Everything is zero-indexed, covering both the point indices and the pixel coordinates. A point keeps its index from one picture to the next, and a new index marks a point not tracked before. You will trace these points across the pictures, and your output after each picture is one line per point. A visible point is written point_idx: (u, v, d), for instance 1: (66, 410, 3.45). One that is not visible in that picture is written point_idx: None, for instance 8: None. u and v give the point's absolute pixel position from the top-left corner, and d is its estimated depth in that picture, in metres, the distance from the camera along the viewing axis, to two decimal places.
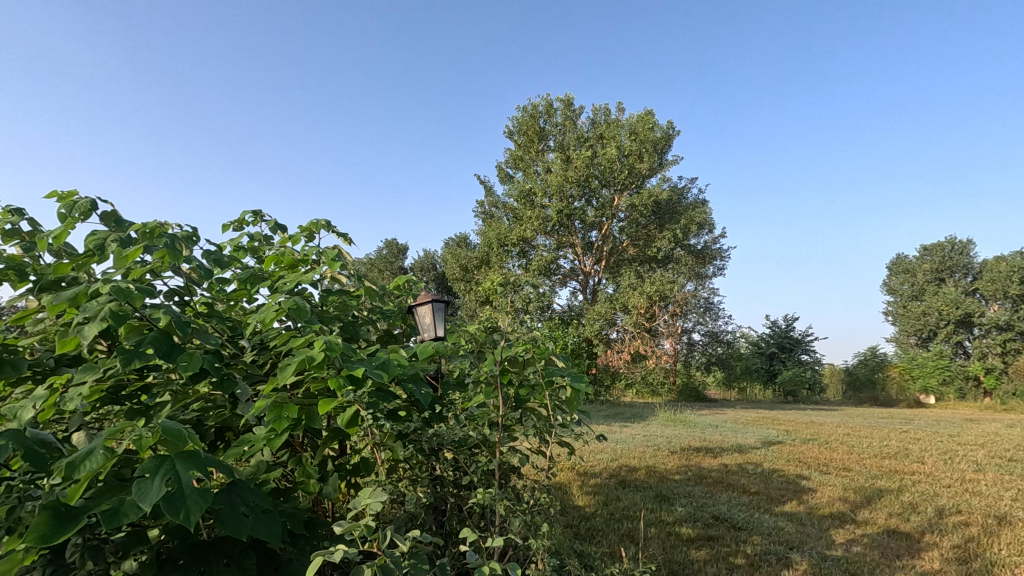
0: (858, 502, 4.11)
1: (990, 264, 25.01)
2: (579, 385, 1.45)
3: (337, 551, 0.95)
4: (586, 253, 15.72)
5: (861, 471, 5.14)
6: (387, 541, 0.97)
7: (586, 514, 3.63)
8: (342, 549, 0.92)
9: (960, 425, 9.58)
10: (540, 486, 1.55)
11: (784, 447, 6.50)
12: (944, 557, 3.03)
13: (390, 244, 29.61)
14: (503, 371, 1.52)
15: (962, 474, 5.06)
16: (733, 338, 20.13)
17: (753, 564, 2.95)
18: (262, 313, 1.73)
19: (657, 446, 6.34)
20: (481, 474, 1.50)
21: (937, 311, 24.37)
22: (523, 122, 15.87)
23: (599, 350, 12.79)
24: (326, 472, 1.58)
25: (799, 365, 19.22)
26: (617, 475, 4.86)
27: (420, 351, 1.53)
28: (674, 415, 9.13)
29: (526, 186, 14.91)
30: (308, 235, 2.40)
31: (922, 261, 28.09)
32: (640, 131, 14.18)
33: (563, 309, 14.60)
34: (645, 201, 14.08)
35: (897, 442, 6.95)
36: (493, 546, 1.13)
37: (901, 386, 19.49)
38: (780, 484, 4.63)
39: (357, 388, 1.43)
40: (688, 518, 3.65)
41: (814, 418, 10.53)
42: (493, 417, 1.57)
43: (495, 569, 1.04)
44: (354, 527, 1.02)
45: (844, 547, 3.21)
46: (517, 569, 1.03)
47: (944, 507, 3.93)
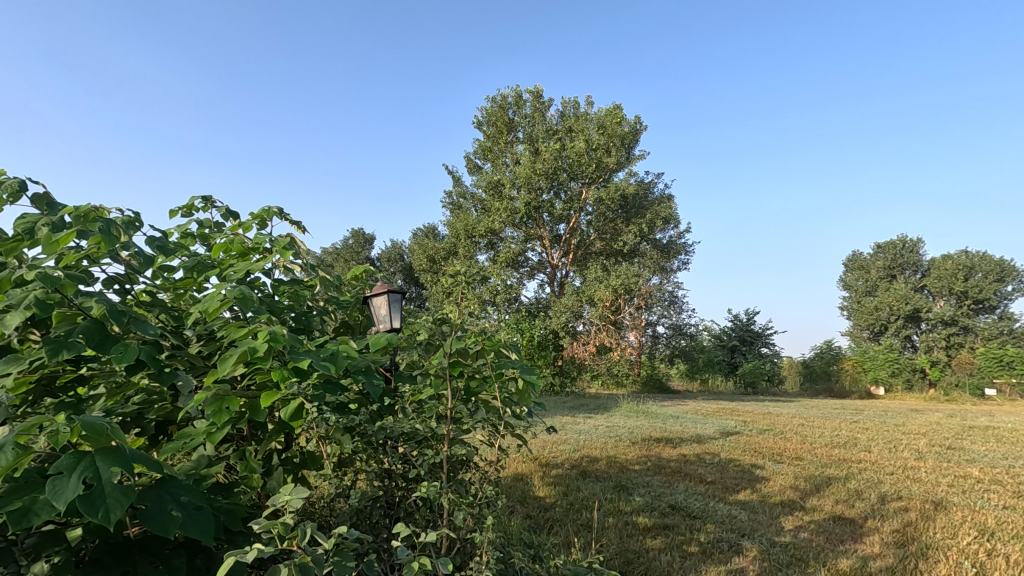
0: (807, 489, 4.27)
1: (938, 262, 26.22)
2: (530, 377, 1.46)
3: (253, 551, 0.91)
4: (554, 245, 15.83)
5: (811, 460, 5.34)
6: (309, 540, 0.93)
7: (546, 505, 3.67)
8: (257, 549, 0.88)
9: (905, 416, 10.05)
10: (488, 478, 1.52)
11: (741, 437, 6.69)
12: (885, 541, 3.17)
13: (357, 233, 29.00)
14: (452, 364, 1.48)
15: (905, 461, 5.31)
16: (696, 331, 20.55)
17: (705, 551, 3.03)
18: (207, 302, 1.67)
19: (619, 436, 6.45)
20: (428, 467, 1.46)
21: (888, 307, 25.38)
22: (492, 114, 15.76)
23: (565, 343, 12.96)
24: (270, 466, 1.54)
25: (759, 358, 19.81)
26: (579, 465, 4.92)
27: (372, 344, 1.52)
28: (636, 407, 9.28)
29: (494, 177, 14.85)
30: (259, 223, 2.32)
31: (875, 259, 29.12)
32: (608, 125, 14.21)
33: (530, 302, 14.67)
34: (612, 195, 14.21)
35: (847, 432, 7.24)
36: (426, 540, 1.12)
37: (854, 377, 20.28)
38: (736, 473, 4.76)
39: (302, 379, 1.42)
40: (646, 508, 3.73)
41: (772, 409, 10.84)
42: (441, 410, 1.53)
43: (425, 565, 1.02)
44: (274, 524, 0.97)
45: (792, 533, 3.33)
46: (447, 565, 1.02)
47: (887, 494, 4.12)
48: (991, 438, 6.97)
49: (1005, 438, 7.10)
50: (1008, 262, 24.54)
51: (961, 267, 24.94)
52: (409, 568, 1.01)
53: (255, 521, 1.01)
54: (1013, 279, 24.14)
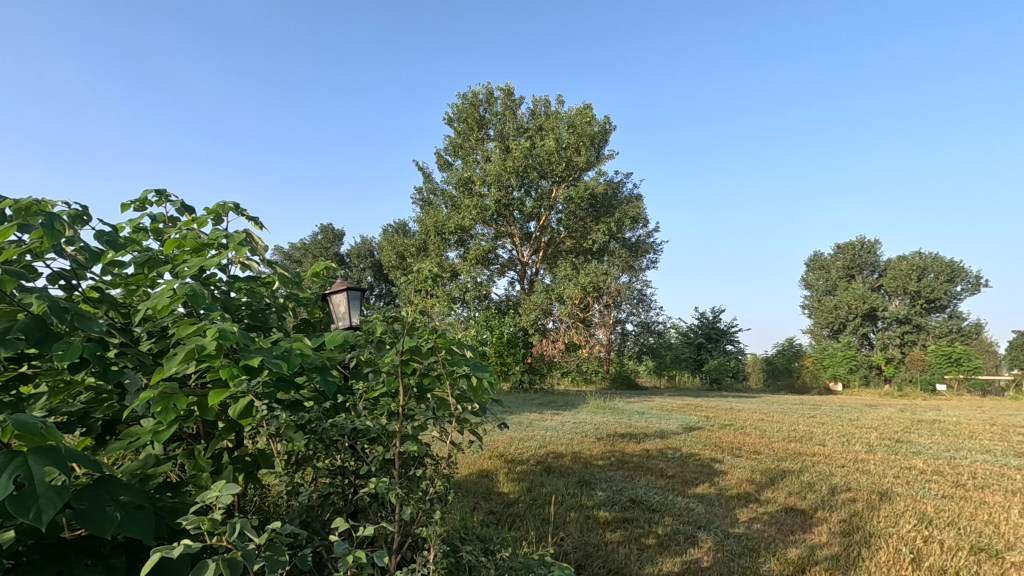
0: (763, 482, 4.41)
1: (893, 263, 27.25)
2: (482, 374, 1.51)
3: (180, 547, 0.90)
4: (524, 243, 15.89)
5: (768, 454, 5.51)
6: (240, 535, 0.93)
7: (509, 501, 3.71)
8: (185, 545, 0.88)
9: (859, 411, 10.45)
10: (439, 474, 1.54)
11: (702, 432, 6.85)
12: (832, 531, 3.31)
13: (326, 229, 28.49)
14: (404, 361, 1.51)
15: (855, 454, 5.54)
16: (664, 329, 20.91)
17: (662, 543, 3.11)
18: (156, 298, 1.63)
19: (584, 432, 6.54)
20: (379, 463, 1.47)
21: (847, 306, 26.32)
22: (463, 110, 15.71)
23: (535, 340, 13.05)
24: (220, 464, 1.52)
25: (724, 355, 20.29)
26: (544, 461, 4.99)
27: (328, 341, 1.52)
28: (603, 403, 9.43)
29: (465, 174, 14.79)
30: (215, 218, 2.26)
31: (835, 259, 29.99)
32: (578, 124, 14.32)
33: (500, 299, 14.74)
34: (582, 194, 14.34)
35: (804, 427, 7.50)
36: (364, 534, 1.14)
37: (814, 374, 20.90)
38: (695, 467, 4.89)
39: (252, 377, 1.41)
40: (607, 502, 3.80)
41: (734, 405, 11.13)
42: (393, 407, 1.53)
43: (359, 558, 1.04)
44: (203, 521, 0.96)
45: (746, 525, 3.44)
46: (381, 558, 1.04)
47: (837, 485, 4.29)
48: (937, 431, 7.31)
49: (950, 431, 7.45)
50: (958, 263, 25.71)
51: (915, 267, 25.97)
52: (343, 561, 1.03)
53: (186, 518, 0.99)
54: (962, 280, 25.31)
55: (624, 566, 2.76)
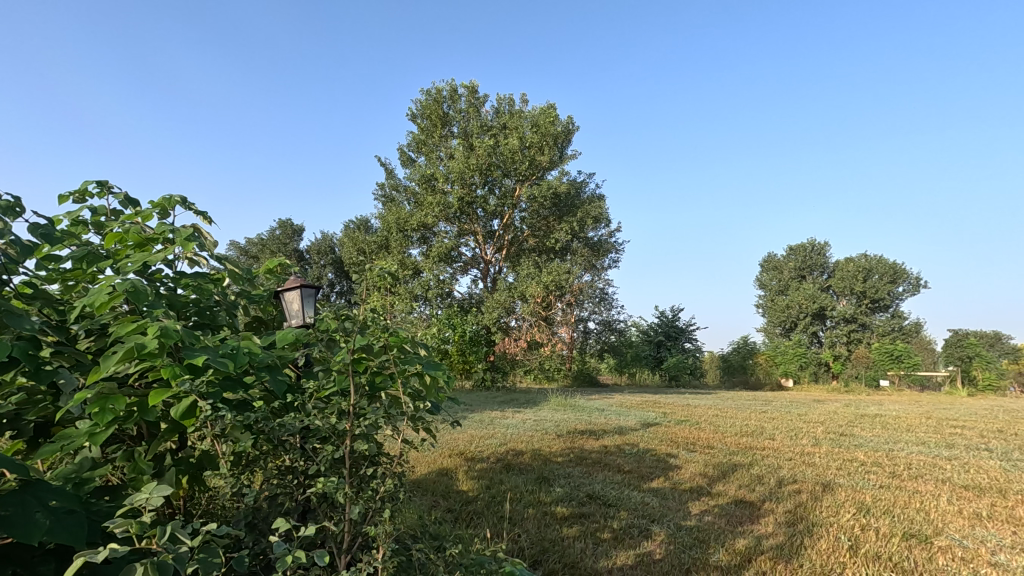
0: (714, 476, 4.56)
1: (841, 264, 28.47)
2: (434, 372, 1.52)
3: (106, 552, 0.88)
4: (487, 241, 15.89)
5: (721, 448, 5.69)
6: (169, 538, 0.91)
7: (468, 498, 3.72)
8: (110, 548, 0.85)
9: (807, 406, 10.89)
10: (391, 472, 1.54)
11: (659, 428, 7.02)
12: (777, 521, 3.45)
13: (285, 224, 27.79)
14: (356, 359, 1.51)
15: (803, 447, 5.78)
16: (625, 327, 21.30)
17: (617, 537, 3.18)
18: (93, 295, 1.56)
19: (545, 429, 6.60)
20: (328, 463, 1.45)
21: (798, 305, 27.41)
22: (427, 106, 15.60)
23: (497, 338, 13.10)
24: (162, 467, 1.48)
25: (682, 353, 20.85)
26: (504, 458, 5.01)
27: (279, 338, 1.49)
28: (564, 400, 9.53)
29: (428, 171, 14.68)
30: (160, 212, 2.16)
31: (788, 260, 31.02)
32: (542, 124, 14.42)
33: (463, 297, 14.71)
34: (545, 193, 14.45)
35: (755, 422, 7.77)
36: (306, 534, 1.14)
37: (767, 371, 21.67)
38: (651, 462, 5.01)
39: (196, 376, 1.38)
40: (564, 498, 3.85)
41: (690, 401, 11.43)
42: (344, 406, 1.50)
43: (299, 558, 1.03)
44: (131, 524, 0.93)
45: (697, 517, 3.55)
46: (322, 558, 1.04)
47: (784, 477, 4.48)
48: (877, 425, 7.71)
49: (889, 424, 7.86)
50: (900, 265, 27.13)
51: (861, 269, 27.21)
52: (282, 562, 1.02)
53: (113, 521, 0.96)
54: (904, 280, 26.73)
55: (579, 560, 2.81)
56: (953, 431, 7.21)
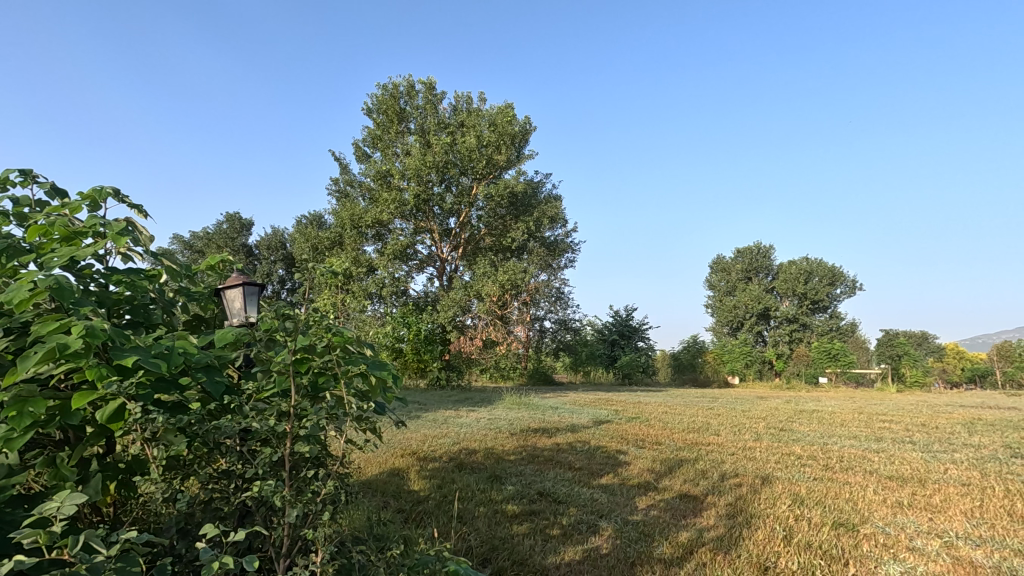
0: (661, 471, 4.70)
1: (785, 267, 29.76)
2: (380, 372, 1.51)
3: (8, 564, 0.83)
4: (444, 239, 15.78)
5: (668, 444, 5.88)
6: (82, 549, 0.88)
7: (419, 498, 3.70)
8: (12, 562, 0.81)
9: (751, 402, 11.35)
10: (333, 475, 1.52)
11: (610, 425, 7.18)
12: (718, 514, 3.59)
13: (232, 218, 26.68)
14: (298, 360, 1.48)
15: (745, 442, 6.04)
16: (580, 326, 21.59)
17: (565, 533, 3.23)
18: (9, 292, 1.45)
19: (498, 428, 6.62)
20: (266, 466, 1.41)
21: (744, 306, 28.53)
22: (383, 101, 15.37)
23: (452, 337, 13.06)
24: (87, 472, 1.40)
25: (635, 351, 21.31)
26: (456, 458, 5.00)
27: (218, 337, 1.44)
28: (519, 399, 9.58)
29: (383, 167, 14.46)
30: (90, 204, 2.03)
31: (735, 262, 32.11)
32: (500, 123, 14.40)
33: (418, 295, 14.55)
34: (501, 191, 14.47)
35: (702, 418, 8.04)
36: (234, 539, 1.11)
37: (715, 368, 22.48)
38: (602, 459, 5.11)
39: (125, 378, 1.31)
40: (516, 496, 3.89)
41: (642, 399, 11.70)
42: (284, 408, 1.47)
43: (226, 564, 1.01)
44: (39, 535, 0.89)
45: (643, 511, 3.65)
46: (250, 562, 1.02)
47: (727, 472, 4.66)
48: (814, 420, 8.12)
49: (826, 419, 8.28)
50: (838, 268, 28.66)
51: (802, 271, 28.53)
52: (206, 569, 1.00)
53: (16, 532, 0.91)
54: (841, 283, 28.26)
55: (528, 557, 2.84)
56: (882, 425, 7.67)
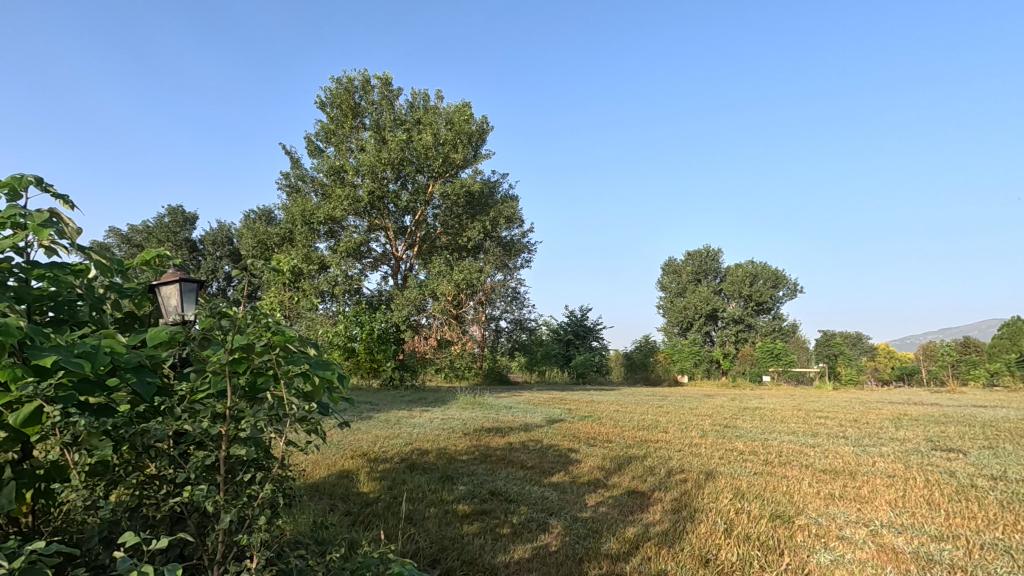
0: (611, 468, 4.80)
1: (731, 269, 30.87)
2: (323, 372, 1.48)
3: None
4: (399, 237, 15.58)
5: (618, 442, 6.00)
6: None
7: (369, 500, 3.64)
8: None
9: (698, 400, 11.72)
10: (272, 478, 1.48)
11: (563, 423, 7.27)
12: (664, 509, 3.69)
13: (174, 211, 25.44)
14: (234, 360, 1.43)
15: (691, 439, 6.24)
16: (536, 326, 21.71)
17: (515, 532, 3.25)
18: None
19: (452, 428, 6.60)
20: (198, 470, 1.36)
21: (694, 307, 29.46)
22: (336, 95, 15.01)
23: (407, 336, 12.90)
24: None
25: (589, 351, 21.61)
26: (408, 458, 4.94)
27: (149, 337, 1.37)
28: (473, 398, 9.57)
29: (337, 163, 14.15)
30: (10, 193, 1.88)
31: (686, 264, 33.03)
32: (457, 122, 14.30)
33: (372, 294, 14.27)
34: (458, 190, 14.39)
35: (651, 416, 8.26)
36: (157, 546, 1.06)
37: (665, 367, 23.11)
38: (553, 458, 5.17)
39: (42, 379, 1.23)
40: (467, 495, 3.88)
41: (595, 397, 11.92)
42: (219, 409, 1.41)
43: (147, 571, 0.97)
44: None
45: (593, 509, 3.71)
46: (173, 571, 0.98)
47: (673, 468, 4.80)
48: (756, 416, 8.47)
49: (767, 416, 8.65)
50: (781, 272, 30.00)
51: (748, 274, 29.68)
52: None
53: None
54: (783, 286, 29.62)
55: (477, 557, 2.84)
56: (818, 421, 8.08)
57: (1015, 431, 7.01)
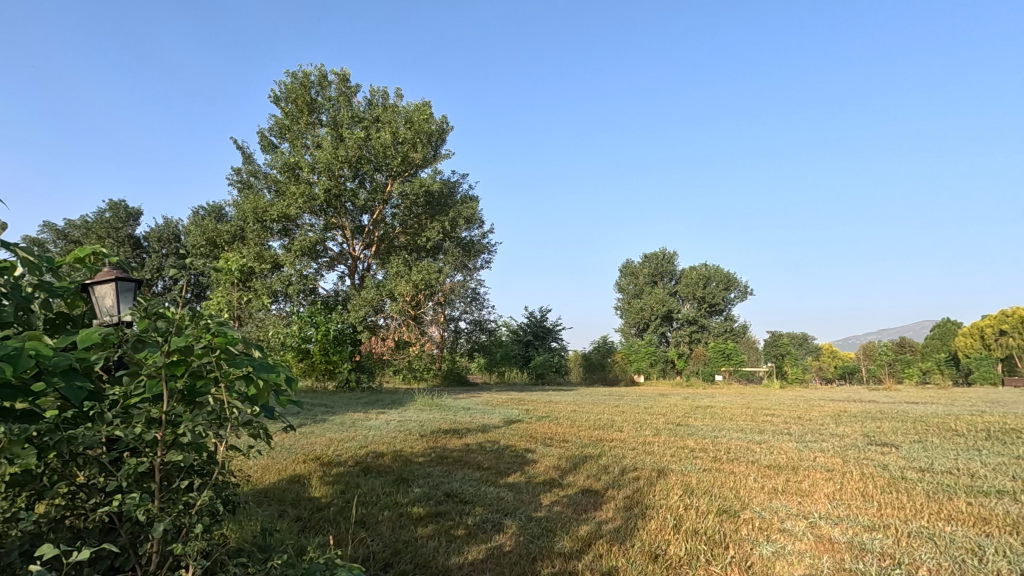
0: (566, 468, 4.86)
1: (686, 272, 31.71)
2: (267, 376, 1.44)
3: None
4: (356, 236, 15.30)
5: (575, 441, 6.08)
6: None
7: (321, 505, 3.56)
8: None
9: (653, 400, 11.97)
10: (211, 485, 1.44)
11: (521, 424, 7.30)
12: (616, 506, 3.76)
13: (117, 206, 24.28)
14: (173, 363, 1.38)
15: (645, 437, 6.39)
16: (495, 327, 21.71)
17: (470, 533, 3.24)
18: None
19: (408, 430, 6.52)
20: (131, 479, 1.31)
21: (650, 308, 30.15)
22: (292, 90, 14.62)
23: (363, 337, 12.67)
24: None
25: (549, 352, 21.78)
26: (363, 461, 4.86)
27: (81, 337, 1.31)
28: (431, 400, 9.48)
29: (291, 160, 13.79)
30: None
31: (643, 266, 33.64)
32: (416, 121, 14.15)
33: (328, 294, 13.96)
34: (416, 190, 14.25)
35: (608, 415, 8.41)
36: (79, 559, 1.02)
37: (623, 368, 23.55)
38: (510, 458, 5.19)
39: None
40: (421, 498, 3.84)
41: (553, 398, 12.01)
42: (154, 415, 1.36)
43: None
44: None
45: (547, 508, 3.75)
46: None
47: (627, 466, 4.90)
48: (708, 415, 8.74)
49: (718, 414, 8.93)
50: (733, 274, 31.03)
51: (701, 277, 30.57)
52: None
53: None
54: (735, 287, 30.65)
55: (431, 559, 2.82)
56: (765, 419, 8.40)
57: (942, 425, 7.48)
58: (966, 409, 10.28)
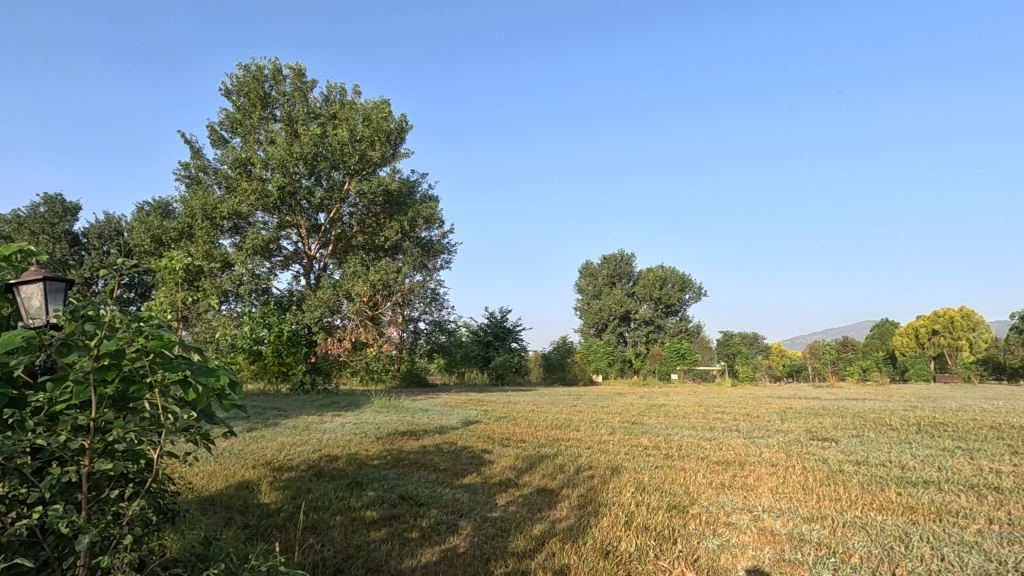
0: (523, 467, 4.88)
1: (644, 273, 32.36)
2: (204, 380, 1.39)
3: None
4: (311, 235, 14.94)
5: (532, 441, 6.13)
6: None
7: (270, 511, 3.47)
8: None
9: (609, 399, 12.18)
10: (145, 493, 1.39)
11: (479, 425, 7.29)
12: (570, 505, 3.81)
13: (51, 200, 22.90)
14: (102, 367, 1.32)
15: (600, 436, 6.50)
16: (456, 327, 21.62)
17: (424, 535, 3.23)
18: None
19: (364, 432, 6.42)
20: (56, 488, 1.25)
21: (608, 309, 30.68)
22: (245, 84, 14.14)
23: (319, 338, 12.40)
24: None
25: (509, 352, 21.85)
26: (316, 465, 4.75)
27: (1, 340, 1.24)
28: (388, 402, 9.35)
29: (243, 155, 13.36)
30: None
31: (602, 268, 34.07)
32: (374, 119, 13.92)
33: (282, 294, 13.61)
34: (374, 189, 14.02)
35: (565, 415, 8.51)
36: None
37: (582, 367, 23.88)
38: (467, 459, 5.18)
39: None
40: (375, 501, 3.79)
41: (512, 398, 12.05)
42: (82, 421, 1.30)
43: None
44: None
45: (502, 508, 3.76)
46: None
47: (582, 465, 4.97)
48: (662, 413, 8.96)
49: (671, 412, 9.17)
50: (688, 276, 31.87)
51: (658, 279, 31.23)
52: None
53: None
54: (690, 289, 31.46)
55: (383, 563, 2.79)
56: (716, 416, 8.67)
57: (878, 420, 7.90)
58: (901, 404, 10.87)
